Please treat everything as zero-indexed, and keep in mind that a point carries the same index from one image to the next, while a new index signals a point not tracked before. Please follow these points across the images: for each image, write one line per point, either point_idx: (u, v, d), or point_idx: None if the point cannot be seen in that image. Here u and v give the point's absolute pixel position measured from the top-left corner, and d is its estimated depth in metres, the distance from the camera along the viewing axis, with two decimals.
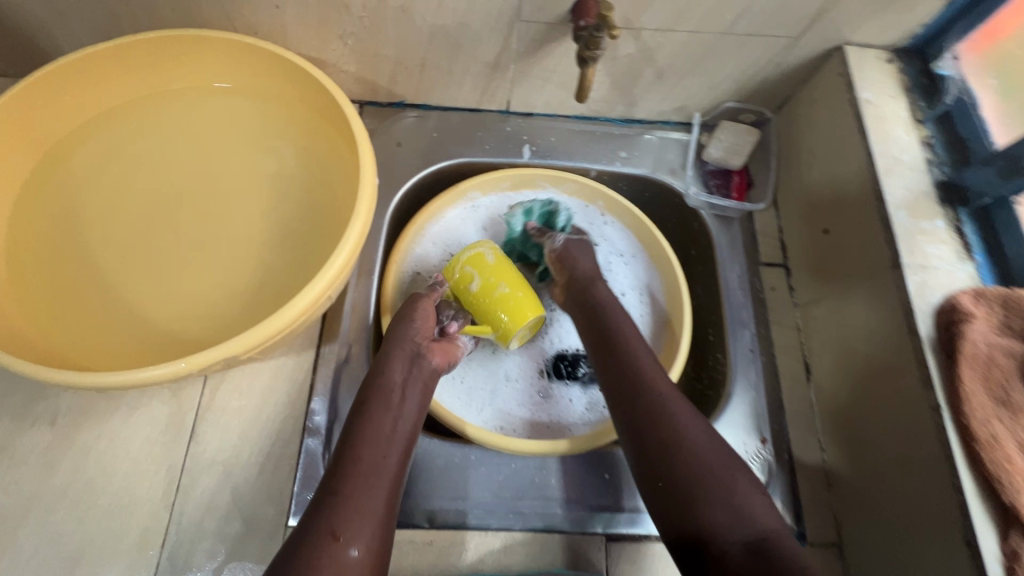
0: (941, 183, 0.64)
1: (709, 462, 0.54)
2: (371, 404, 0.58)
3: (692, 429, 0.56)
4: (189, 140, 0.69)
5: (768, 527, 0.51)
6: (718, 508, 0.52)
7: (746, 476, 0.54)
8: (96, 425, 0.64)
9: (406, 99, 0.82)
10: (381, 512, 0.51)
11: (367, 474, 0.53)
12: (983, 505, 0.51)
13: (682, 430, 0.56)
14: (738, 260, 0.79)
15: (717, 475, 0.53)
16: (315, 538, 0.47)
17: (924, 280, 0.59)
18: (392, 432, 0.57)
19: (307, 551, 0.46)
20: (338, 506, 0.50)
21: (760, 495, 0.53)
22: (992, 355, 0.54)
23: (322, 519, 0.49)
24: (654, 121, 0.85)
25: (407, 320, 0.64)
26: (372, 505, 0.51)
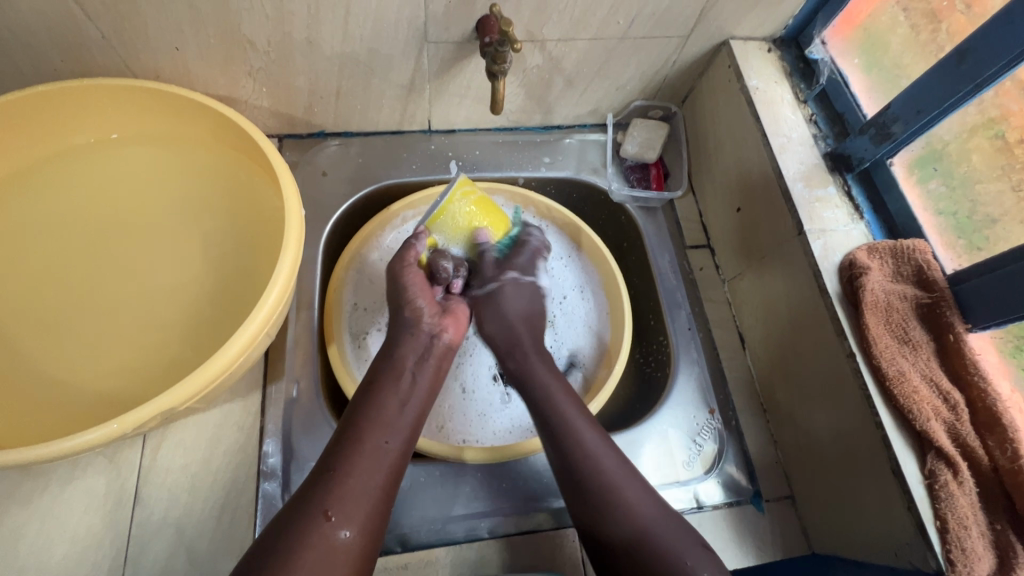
0: (828, 154, 0.71)
1: (652, 541, 0.54)
2: (383, 386, 0.59)
3: (639, 501, 0.57)
4: (99, 192, 0.66)
5: None
6: (665, 571, 0.53)
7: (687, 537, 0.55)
8: (23, 508, 0.59)
9: (326, 128, 0.82)
10: (376, 492, 0.51)
11: (368, 454, 0.52)
12: (902, 436, 0.56)
13: (625, 504, 0.57)
14: (666, 247, 0.84)
15: (662, 551, 0.54)
16: (307, 516, 0.47)
17: (825, 243, 0.65)
18: (401, 416, 0.57)
19: (296, 528, 0.47)
20: (332, 485, 0.50)
21: (703, 552, 0.54)
22: (891, 301, 0.60)
23: (315, 495, 0.49)
24: (572, 126, 0.89)
25: (408, 301, 0.66)
26: (370, 484, 0.51)
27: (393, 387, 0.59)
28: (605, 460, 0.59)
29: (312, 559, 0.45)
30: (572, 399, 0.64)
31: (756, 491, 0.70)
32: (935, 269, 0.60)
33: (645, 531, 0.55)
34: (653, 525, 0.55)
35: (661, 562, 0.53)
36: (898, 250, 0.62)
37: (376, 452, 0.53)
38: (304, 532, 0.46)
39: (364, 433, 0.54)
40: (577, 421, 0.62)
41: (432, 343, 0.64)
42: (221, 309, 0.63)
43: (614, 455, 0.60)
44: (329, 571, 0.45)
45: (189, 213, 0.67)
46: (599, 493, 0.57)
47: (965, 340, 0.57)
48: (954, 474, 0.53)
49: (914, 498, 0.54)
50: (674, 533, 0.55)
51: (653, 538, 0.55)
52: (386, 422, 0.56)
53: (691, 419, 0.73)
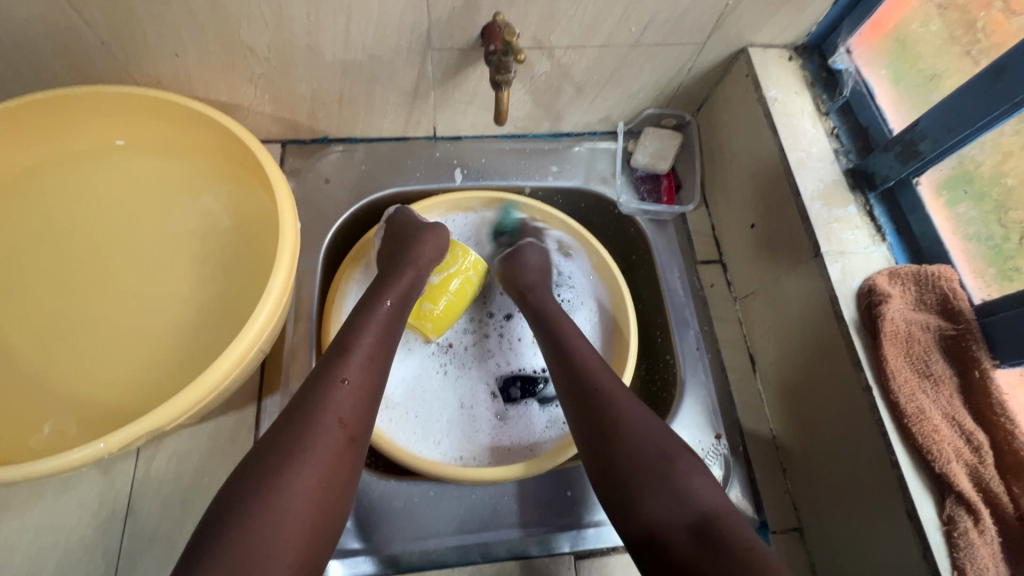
0: (849, 170, 0.67)
1: (644, 445, 0.53)
2: (382, 305, 0.60)
3: (633, 410, 0.56)
4: (98, 200, 0.66)
5: (707, 506, 0.49)
6: (660, 494, 0.50)
7: (689, 457, 0.53)
8: (18, 516, 0.59)
9: (330, 134, 0.80)
10: (367, 401, 0.53)
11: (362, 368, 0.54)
12: (920, 478, 0.53)
13: (617, 407, 0.56)
14: (675, 261, 0.81)
15: (657, 449, 0.53)
16: (311, 420, 0.49)
17: (843, 266, 0.62)
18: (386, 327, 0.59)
19: (299, 429, 0.48)
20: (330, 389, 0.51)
21: (702, 475, 0.52)
22: (911, 331, 0.57)
23: (315, 399, 0.50)
24: (581, 133, 0.87)
25: (414, 244, 0.68)
26: (368, 395, 0.53)
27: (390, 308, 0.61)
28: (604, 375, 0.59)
29: (316, 457, 0.47)
30: (573, 327, 0.67)
31: (762, 522, 0.67)
32: (962, 298, 0.57)
33: (650, 448, 0.53)
34: (661, 440, 0.53)
35: (649, 461, 0.52)
36: (922, 276, 0.58)
37: (368, 364, 0.54)
38: (308, 437, 0.47)
39: (354, 343, 0.55)
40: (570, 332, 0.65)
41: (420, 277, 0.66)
42: (217, 321, 0.62)
43: (619, 383, 0.59)
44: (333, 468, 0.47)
45: (188, 223, 0.66)
46: (602, 410, 0.56)
47: (992, 378, 0.54)
48: (974, 522, 0.50)
49: (931, 545, 0.51)
50: (668, 440, 0.54)
51: (646, 440, 0.53)
52: (377, 341, 0.57)
53: (697, 443, 0.70)
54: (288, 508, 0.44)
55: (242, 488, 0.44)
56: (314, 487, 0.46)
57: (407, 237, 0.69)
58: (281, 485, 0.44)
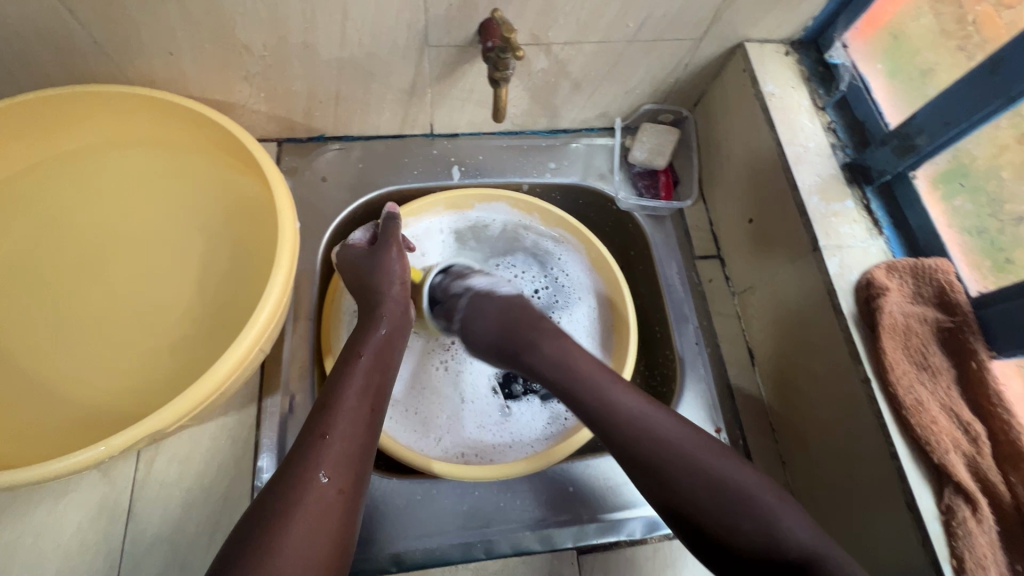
0: (846, 165, 0.68)
1: (714, 480, 0.49)
2: (363, 352, 0.58)
3: (687, 441, 0.52)
4: (93, 201, 0.65)
5: (806, 542, 0.46)
6: (749, 532, 0.47)
7: (757, 484, 0.49)
8: (17, 521, 0.58)
9: (326, 132, 0.80)
10: (357, 450, 0.51)
11: (347, 419, 0.52)
12: (918, 468, 0.53)
13: (672, 442, 0.52)
14: (674, 257, 0.81)
15: (732, 483, 0.49)
16: (296, 477, 0.48)
17: (841, 260, 0.62)
18: (373, 374, 0.57)
19: (284, 489, 0.47)
20: (315, 445, 0.50)
21: (788, 505, 0.49)
22: (909, 323, 0.57)
23: (302, 457, 0.49)
24: (579, 130, 0.87)
25: (382, 272, 0.65)
26: (355, 445, 0.51)
27: (370, 352, 0.59)
28: (635, 405, 0.55)
29: (307, 514, 0.46)
30: (582, 351, 0.60)
31: None
32: (958, 291, 0.57)
33: (718, 485, 0.49)
34: (725, 475, 0.49)
35: (723, 497, 0.48)
36: (919, 269, 0.59)
37: (355, 417, 0.53)
38: (294, 494, 0.46)
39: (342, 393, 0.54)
40: (581, 360, 0.59)
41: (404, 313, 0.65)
42: (216, 322, 0.61)
43: (657, 413, 0.54)
44: (325, 525, 0.46)
45: (186, 223, 0.66)
46: (652, 449, 0.52)
47: (988, 368, 0.54)
48: (972, 511, 0.50)
49: (929, 534, 0.51)
50: (743, 473, 0.50)
51: (708, 470, 0.50)
52: (362, 390, 0.55)
53: None
54: (289, 572, 0.43)
55: (241, 557, 0.43)
56: (316, 547, 0.45)
57: (374, 268, 0.65)
58: (277, 551, 0.43)
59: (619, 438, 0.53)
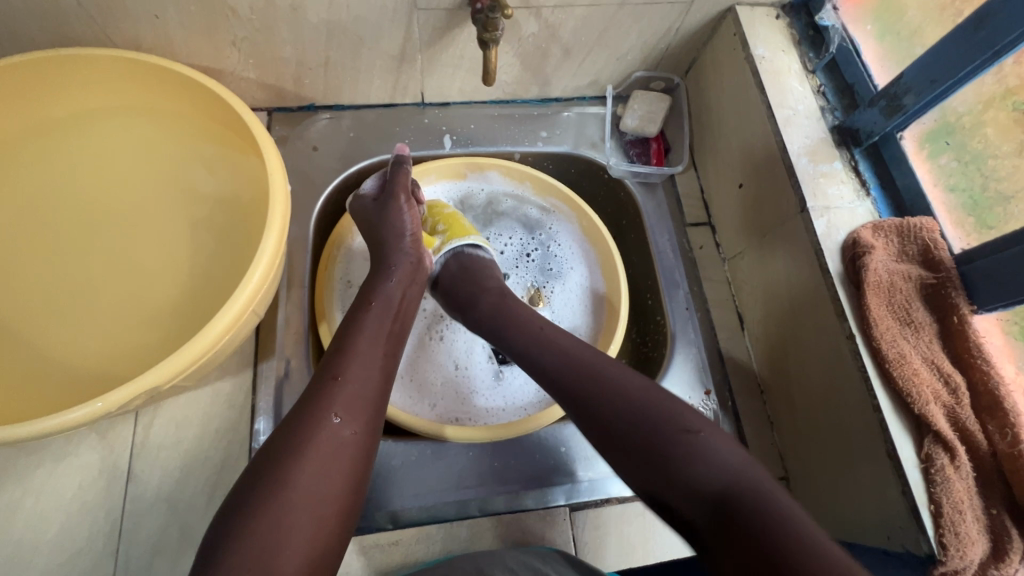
0: (835, 127, 0.68)
1: (652, 419, 0.51)
2: (373, 303, 0.59)
3: (623, 381, 0.54)
4: (83, 168, 0.65)
5: (732, 475, 0.47)
6: (672, 466, 0.48)
7: (696, 426, 0.50)
8: (18, 483, 0.59)
9: (316, 100, 0.79)
10: (372, 394, 0.52)
11: (360, 363, 0.52)
12: (900, 420, 0.55)
13: (611, 389, 0.54)
14: (665, 224, 0.82)
15: (668, 419, 0.51)
16: (310, 417, 0.48)
17: (828, 221, 0.63)
18: (385, 322, 0.58)
19: (300, 428, 0.47)
20: (329, 387, 0.50)
21: (718, 439, 0.50)
22: (894, 280, 0.58)
23: (316, 398, 0.49)
24: (570, 98, 0.87)
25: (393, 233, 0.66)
26: (368, 390, 0.51)
27: (381, 304, 0.59)
28: (586, 358, 0.57)
29: (318, 454, 0.46)
30: (543, 317, 0.64)
31: None
32: (942, 248, 0.58)
33: (643, 423, 0.51)
34: (658, 413, 0.51)
35: (660, 433, 0.50)
36: (904, 228, 0.60)
37: (369, 363, 0.53)
38: (308, 433, 0.47)
39: (357, 342, 0.54)
40: (546, 331, 0.61)
41: (418, 269, 0.65)
42: (209, 287, 0.62)
43: (609, 364, 0.56)
44: (335, 466, 0.46)
45: (176, 189, 0.66)
46: (592, 389, 0.54)
47: (969, 322, 0.55)
48: (950, 458, 0.52)
49: (909, 482, 0.53)
50: (680, 405, 0.52)
51: (637, 408, 0.52)
52: (377, 337, 0.56)
53: (687, 399, 0.72)
54: (300, 507, 0.43)
55: (252, 490, 0.44)
56: (327, 487, 0.45)
57: (391, 231, 0.66)
58: (288, 487, 0.44)
59: (576, 397, 0.55)
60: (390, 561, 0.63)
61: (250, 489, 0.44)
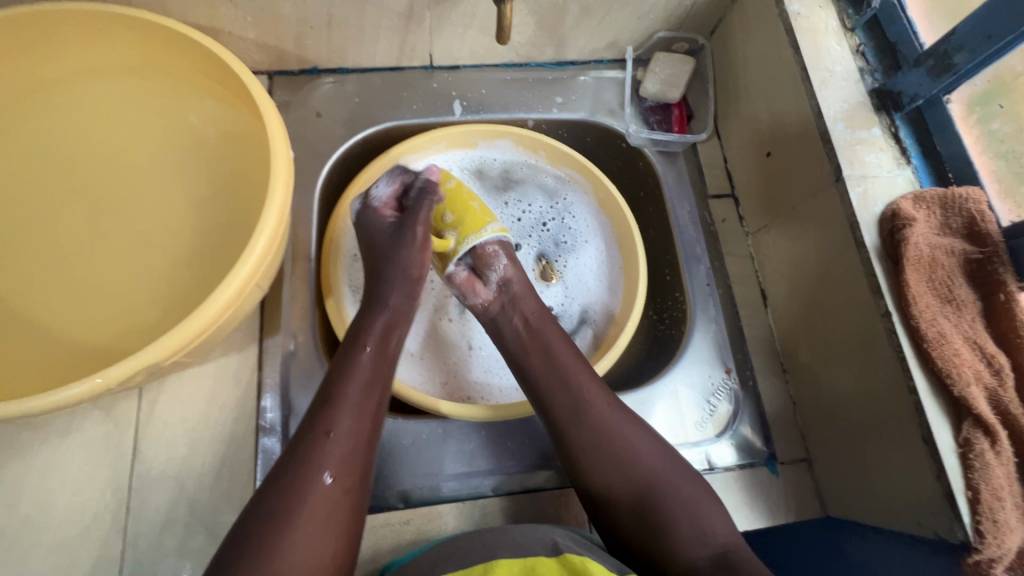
0: (874, 91, 0.63)
1: (658, 491, 0.53)
2: (364, 338, 0.55)
3: (642, 450, 0.55)
4: (76, 133, 0.62)
5: (727, 542, 0.52)
6: (678, 530, 0.52)
7: (696, 488, 0.54)
8: (23, 459, 0.58)
9: (319, 63, 0.75)
10: (362, 443, 0.50)
11: (347, 406, 0.50)
12: (937, 402, 0.52)
13: (631, 452, 0.55)
14: (686, 196, 0.78)
15: (679, 496, 0.53)
16: (297, 474, 0.46)
17: (865, 190, 0.59)
18: (387, 355, 0.56)
19: (285, 488, 0.45)
20: (312, 440, 0.48)
21: (714, 506, 0.54)
22: (935, 256, 0.55)
23: (302, 450, 0.47)
24: (587, 61, 0.82)
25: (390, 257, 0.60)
26: (358, 439, 0.50)
27: (371, 335, 0.56)
28: (600, 410, 0.57)
29: (306, 518, 0.44)
30: (566, 341, 0.61)
31: (771, 454, 0.67)
32: (990, 221, 0.54)
33: (659, 492, 0.53)
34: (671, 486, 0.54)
35: (670, 508, 0.53)
36: (948, 199, 0.56)
37: (358, 408, 0.51)
38: (292, 495, 0.45)
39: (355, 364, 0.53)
40: (575, 367, 0.59)
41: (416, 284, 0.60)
42: (209, 259, 0.59)
43: (621, 413, 0.57)
44: (323, 526, 0.45)
45: (174, 156, 0.62)
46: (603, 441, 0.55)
47: (1017, 300, 0.52)
48: (991, 444, 0.49)
49: (945, 467, 0.50)
50: (689, 482, 0.55)
51: (649, 472, 0.54)
52: (364, 378, 0.52)
53: (706, 378, 0.70)
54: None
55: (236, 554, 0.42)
56: (319, 551, 0.44)
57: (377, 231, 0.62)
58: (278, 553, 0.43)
59: (591, 460, 0.55)
60: (401, 542, 0.60)
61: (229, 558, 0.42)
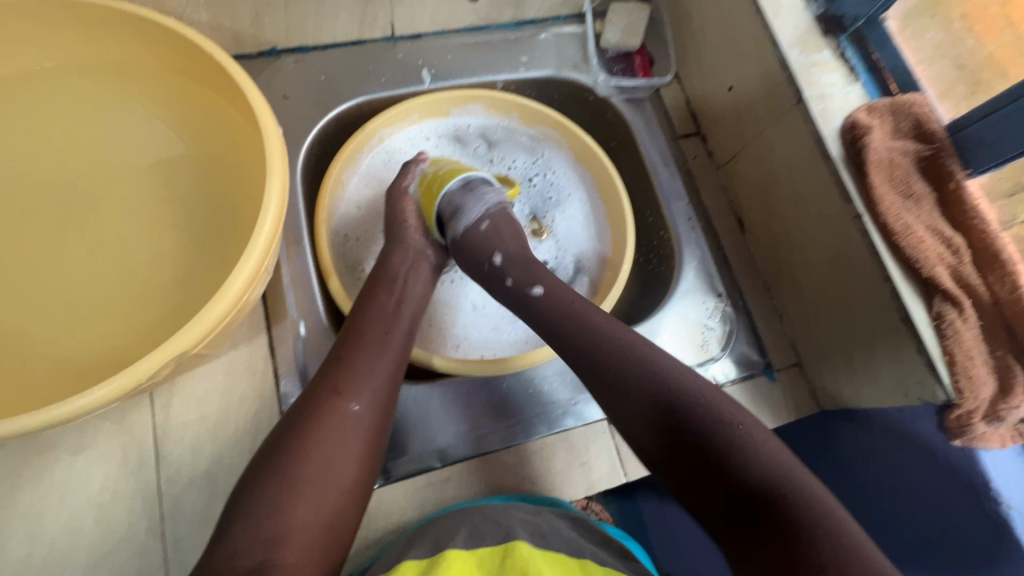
0: (820, 16, 0.68)
1: (685, 397, 0.47)
2: (376, 287, 0.61)
3: (658, 355, 0.50)
4: (33, 136, 0.57)
5: (784, 476, 0.41)
6: (733, 441, 0.43)
7: (747, 417, 0.46)
8: (37, 484, 0.55)
9: (279, 43, 0.73)
10: (385, 376, 0.53)
11: (374, 341, 0.55)
12: (910, 286, 0.58)
13: (625, 340, 0.51)
14: (657, 138, 0.82)
15: (723, 417, 0.45)
16: (319, 396, 0.50)
17: (824, 109, 0.64)
18: (396, 319, 0.58)
19: (311, 406, 0.49)
20: (340, 367, 0.52)
21: (770, 438, 0.44)
22: (892, 157, 0.61)
23: (326, 376, 0.52)
24: (546, 18, 0.83)
25: (401, 226, 0.68)
26: (381, 376, 0.53)
27: (383, 281, 0.62)
28: (576, 299, 0.56)
29: (330, 435, 0.48)
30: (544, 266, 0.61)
31: (767, 363, 0.73)
32: (934, 121, 0.61)
33: (665, 385, 0.48)
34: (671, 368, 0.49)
35: (706, 421, 0.45)
36: (897, 106, 0.62)
37: (375, 348, 0.55)
38: (317, 414, 0.49)
39: (367, 323, 0.56)
40: (590, 308, 0.54)
41: (420, 256, 0.66)
42: (207, 251, 0.57)
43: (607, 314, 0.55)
44: (345, 444, 0.48)
45: (150, 151, 0.59)
46: (581, 329, 0.53)
47: (965, 187, 0.59)
48: (958, 312, 0.56)
49: (923, 340, 0.57)
50: (725, 401, 0.46)
51: (654, 364, 0.49)
52: (382, 319, 0.57)
53: (701, 305, 0.74)
54: (309, 483, 0.46)
55: (262, 469, 0.46)
56: (337, 467, 0.47)
57: (392, 221, 0.69)
58: (300, 463, 0.46)
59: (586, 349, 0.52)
60: (446, 496, 0.63)
61: (254, 476, 0.46)
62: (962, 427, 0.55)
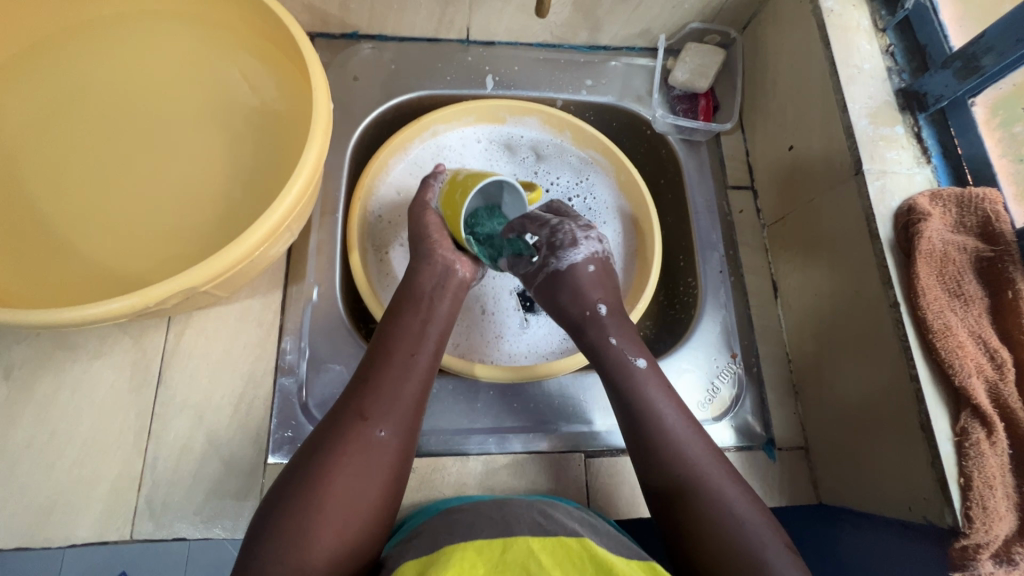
0: (901, 90, 0.64)
1: (740, 529, 0.49)
2: (404, 304, 0.61)
3: (724, 482, 0.53)
4: (127, 72, 0.64)
5: None
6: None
7: (783, 552, 0.48)
8: (54, 376, 0.61)
9: (360, 29, 0.78)
10: (411, 402, 0.55)
11: (399, 365, 0.56)
12: (937, 391, 0.53)
13: (696, 461, 0.54)
14: (706, 184, 0.80)
15: (767, 551, 0.48)
16: (347, 419, 0.52)
17: (883, 185, 0.60)
18: (422, 340, 0.59)
19: (339, 430, 0.51)
20: (369, 392, 0.54)
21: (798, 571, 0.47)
22: (947, 251, 0.56)
23: (353, 399, 0.53)
24: (620, 48, 0.84)
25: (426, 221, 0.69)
26: (407, 406, 0.54)
27: (411, 300, 0.62)
28: (661, 394, 0.57)
29: (359, 463, 0.49)
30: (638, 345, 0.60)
31: (769, 438, 0.69)
32: (1004, 221, 0.55)
33: (723, 508, 0.51)
34: (732, 495, 0.52)
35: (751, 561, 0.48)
36: (965, 199, 0.56)
37: (405, 377, 0.56)
38: (343, 434, 0.50)
39: (393, 346, 0.57)
40: (667, 410, 0.56)
41: (448, 273, 0.64)
42: (244, 203, 0.62)
43: (687, 425, 0.56)
44: (370, 473, 0.50)
45: (220, 104, 0.65)
46: (657, 437, 0.55)
47: None
48: (986, 434, 0.50)
49: (941, 455, 0.51)
50: (771, 538, 0.49)
51: (717, 487, 0.52)
52: (415, 347, 0.58)
53: (711, 361, 0.71)
54: (333, 507, 0.47)
55: (288, 490, 0.48)
56: (360, 496, 0.49)
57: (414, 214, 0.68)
58: (326, 488, 0.47)
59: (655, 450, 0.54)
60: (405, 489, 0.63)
61: (279, 493, 0.48)
62: (965, 561, 0.49)
